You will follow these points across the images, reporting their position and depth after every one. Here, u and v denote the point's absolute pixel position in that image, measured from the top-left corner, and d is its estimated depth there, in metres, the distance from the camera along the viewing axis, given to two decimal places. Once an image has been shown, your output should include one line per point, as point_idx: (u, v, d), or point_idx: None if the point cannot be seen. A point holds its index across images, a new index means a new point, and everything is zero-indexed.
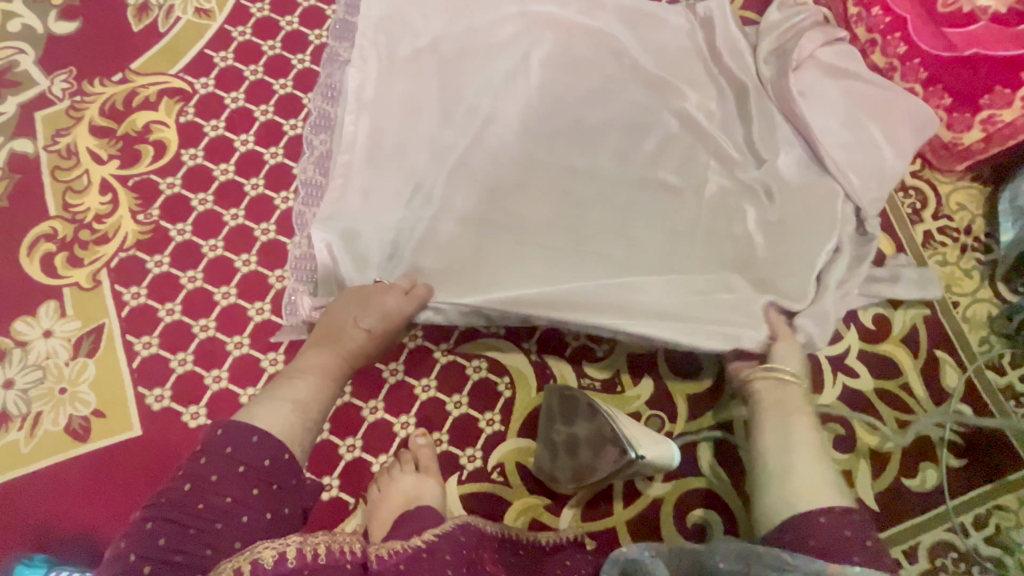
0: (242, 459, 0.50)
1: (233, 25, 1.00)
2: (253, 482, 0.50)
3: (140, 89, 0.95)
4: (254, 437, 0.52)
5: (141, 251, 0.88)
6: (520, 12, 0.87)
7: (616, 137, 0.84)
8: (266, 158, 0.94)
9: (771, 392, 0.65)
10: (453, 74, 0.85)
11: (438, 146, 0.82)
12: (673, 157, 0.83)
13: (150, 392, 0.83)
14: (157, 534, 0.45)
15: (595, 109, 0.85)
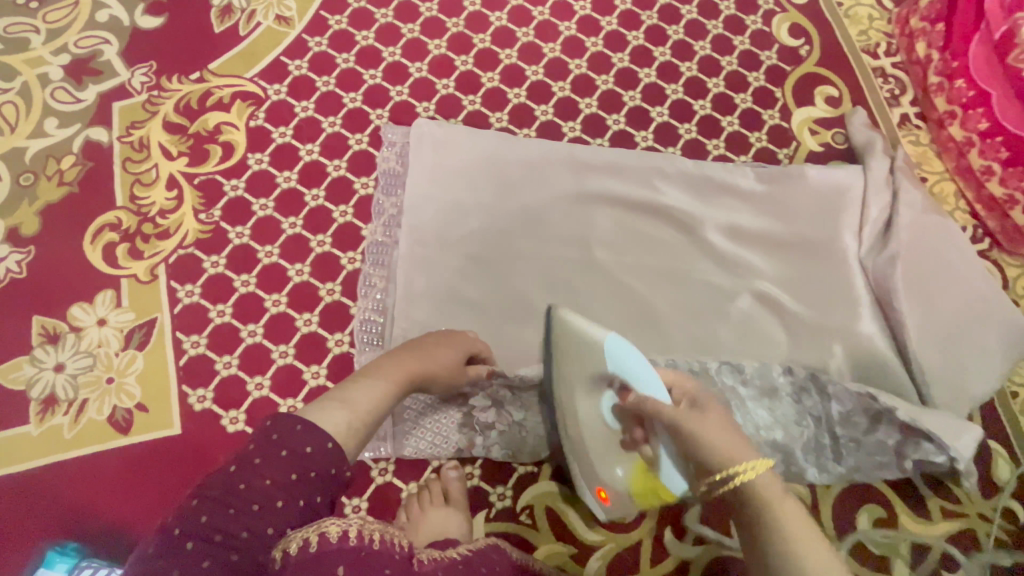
0: (286, 444, 0.53)
1: (310, 35, 1.01)
2: (291, 467, 0.52)
3: (215, 89, 0.97)
4: (298, 428, 0.54)
5: (199, 250, 0.90)
6: (581, 166, 0.99)
7: (666, 275, 0.95)
8: (330, 170, 0.95)
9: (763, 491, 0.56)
10: (531, 211, 0.96)
11: (519, 276, 0.92)
12: (712, 302, 0.94)
13: (194, 391, 0.84)
14: (199, 510, 0.49)
15: (649, 256, 0.96)
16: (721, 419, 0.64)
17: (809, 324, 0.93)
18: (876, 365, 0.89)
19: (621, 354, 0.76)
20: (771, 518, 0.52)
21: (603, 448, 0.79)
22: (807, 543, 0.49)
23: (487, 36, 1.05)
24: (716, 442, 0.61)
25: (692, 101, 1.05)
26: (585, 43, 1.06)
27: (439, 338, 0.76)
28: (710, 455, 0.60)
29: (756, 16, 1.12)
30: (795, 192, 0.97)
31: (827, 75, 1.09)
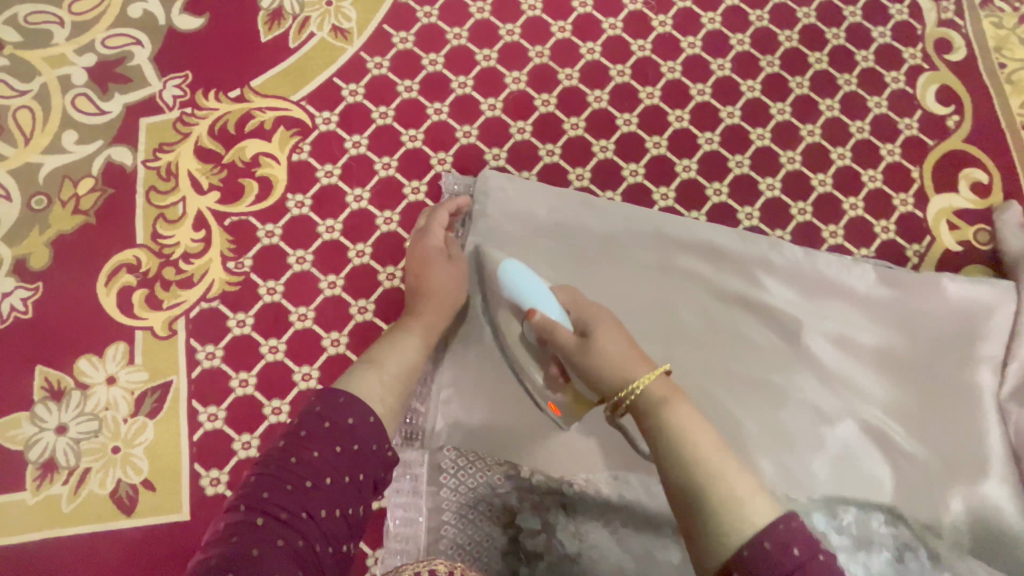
0: (327, 416, 0.53)
1: (369, 54, 0.87)
2: (335, 441, 0.53)
3: (256, 112, 0.84)
4: (341, 399, 0.55)
5: (225, 306, 0.78)
6: (667, 243, 0.84)
7: (756, 386, 0.80)
8: (379, 222, 0.82)
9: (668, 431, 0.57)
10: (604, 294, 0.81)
11: None
12: (809, 426, 0.79)
13: (206, 472, 0.74)
14: (262, 487, 0.49)
15: (736, 361, 0.81)
16: (617, 331, 0.69)
17: (923, 469, 0.76)
18: (1003, 538, 0.72)
19: (519, 278, 0.72)
20: (671, 423, 0.57)
21: (530, 356, 0.75)
22: (707, 445, 0.54)
23: (576, 71, 0.89)
24: (621, 353, 0.66)
25: (810, 175, 0.88)
26: (690, 89, 0.90)
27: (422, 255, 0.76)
28: (618, 374, 0.64)
29: (898, 72, 0.93)
30: (921, 304, 0.82)
31: (978, 155, 0.90)
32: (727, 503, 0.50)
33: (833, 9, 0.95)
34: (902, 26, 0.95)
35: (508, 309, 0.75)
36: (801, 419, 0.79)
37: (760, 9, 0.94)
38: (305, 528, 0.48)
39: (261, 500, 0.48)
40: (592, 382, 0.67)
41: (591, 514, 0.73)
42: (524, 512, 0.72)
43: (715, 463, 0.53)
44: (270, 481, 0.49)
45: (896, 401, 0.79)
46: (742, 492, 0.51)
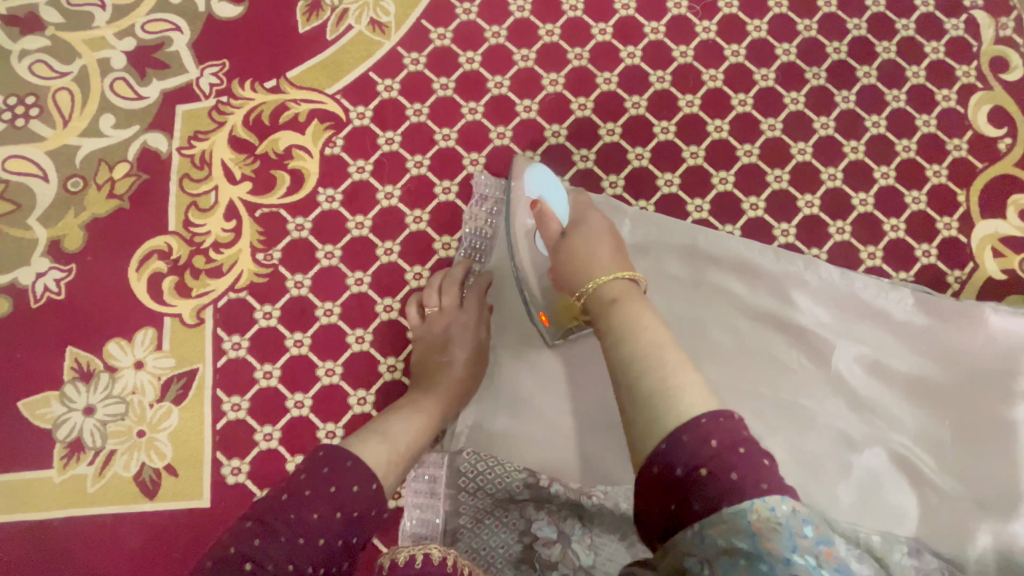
0: (334, 479, 0.53)
1: (407, 49, 0.86)
2: (337, 504, 0.53)
3: (291, 104, 0.84)
4: (348, 464, 0.55)
5: (253, 297, 0.79)
6: (698, 257, 0.82)
7: (781, 407, 0.79)
8: (408, 221, 0.81)
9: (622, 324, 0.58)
10: None
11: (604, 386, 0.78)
12: (834, 452, 0.77)
13: (228, 461, 0.75)
14: (254, 535, 0.49)
15: (763, 380, 0.80)
16: (602, 233, 0.70)
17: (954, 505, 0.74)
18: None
19: (541, 180, 0.75)
20: (616, 321, 0.59)
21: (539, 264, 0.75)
22: (644, 338, 0.55)
23: (615, 75, 0.87)
24: (588, 253, 0.66)
25: (852, 193, 0.86)
26: (731, 99, 0.88)
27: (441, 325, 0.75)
28: (576, 275, 0.66)
29: (949, 90, 0.90)
30: (959, 333, 0.79)
31: None
32: (653, 391, 0.50)
33: (885, 21, 0.91)
34: (957, 43, 0.91)
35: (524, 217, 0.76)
36: (826, 444, 0.78)
37: (809, 18, 0.91)
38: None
39: (250, 548, 0.48)
40: (560, 282, 0.68)
41: (609, 528, 0.70)
42: (541, 521, 0.71)
43: (650, 356, 0.53)
44: (265, 531, 0.49)
45: (927, 431, 0.77)
46: (677, 381, 0.50)
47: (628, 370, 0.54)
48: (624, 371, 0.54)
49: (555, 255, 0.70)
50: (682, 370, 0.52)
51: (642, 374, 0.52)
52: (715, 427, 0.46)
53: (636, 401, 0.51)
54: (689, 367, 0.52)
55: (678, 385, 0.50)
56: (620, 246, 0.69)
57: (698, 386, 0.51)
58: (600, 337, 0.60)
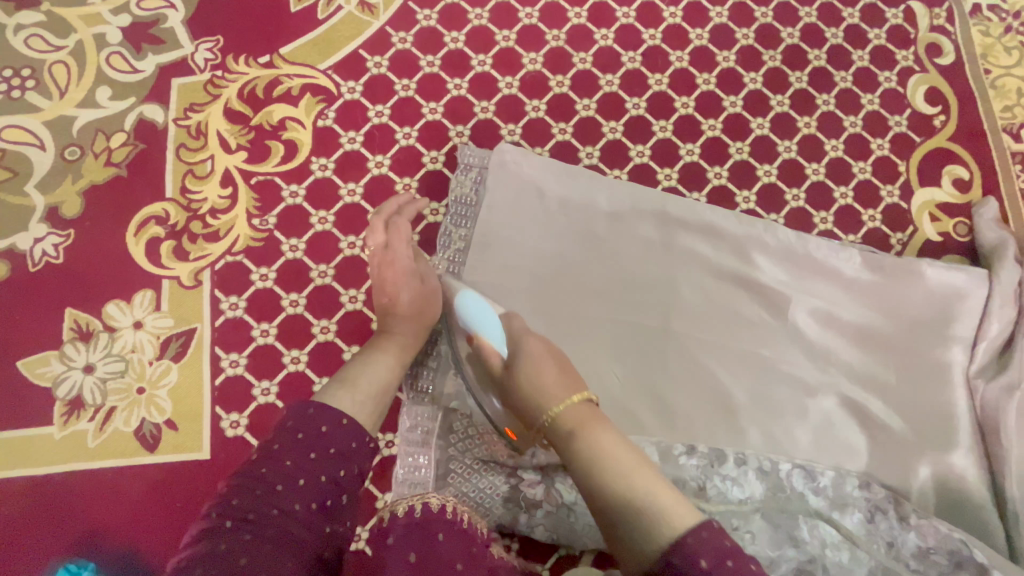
0: (299, 428, 0.57)
1: (394, 29, 0.91)
2: (309, 447, 0.56)
3: (284, 78, 0.88)
4: (310, 411, 0.58)
5: (249, 260, 0.82)
6: (667, 221, 0.89)
7: (744, 356, 0.86)
8: (398, 188, 0.86)
9: (589, 455, 0.61)
10: (606, 265, 0.87)
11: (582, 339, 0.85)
12: (793, 396, 0.85)
13: (227, 415, 0.78)
14: (231, 496, 0.52)
15: (727, 332, 0.87)
16: (542, 348, 0.74)
17: (896, 437, 0.82)
18: (964, 500, 0.78)
19: (473, 308, 0.78)
20: (582, 452, 0.62)
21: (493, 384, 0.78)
22: (614, 467, 0.59)
23: (589, 56, 0.94)
24: (538, 378, 0.70)
25: (805, 164, 0.94)
26: (696, 78, 0.95)
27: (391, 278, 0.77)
28: (536, 406, 0.69)
29: (891, 72, 0.99)
30: (901, 288, 0.88)
31: (960, 153, 0.97)
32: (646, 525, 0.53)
33: (833, 10, 1.01)
34: (896, 30, 1.01)
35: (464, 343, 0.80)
36: (786, 389, 0.85)
37: (765, 6, 0.99)
38: (279, 520, 0.51)
39: (231, 506, 0.51)
40: (521, 411, 0.72)
41: None
42: (526, 465, 0.77)
43: (625, 481, 0.57)
44: (240, 488, 0.52)
45: (874, 376, 0.85)
46: (664, 502, 0.54)
47: (613, 504, 0.57)
48: (611, 512, 0.57)
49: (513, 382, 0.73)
50: (657, 489, 0.56)
51: (627, 506, 0.55)
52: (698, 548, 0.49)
53: (627, 528, 0.55)
54: (662, 484, 0.57)
55: (661, 506, 0.54)
56: (563, 360, 0.73)
57: (676, 499, 0.55)
58: (571, 470, 0.63)
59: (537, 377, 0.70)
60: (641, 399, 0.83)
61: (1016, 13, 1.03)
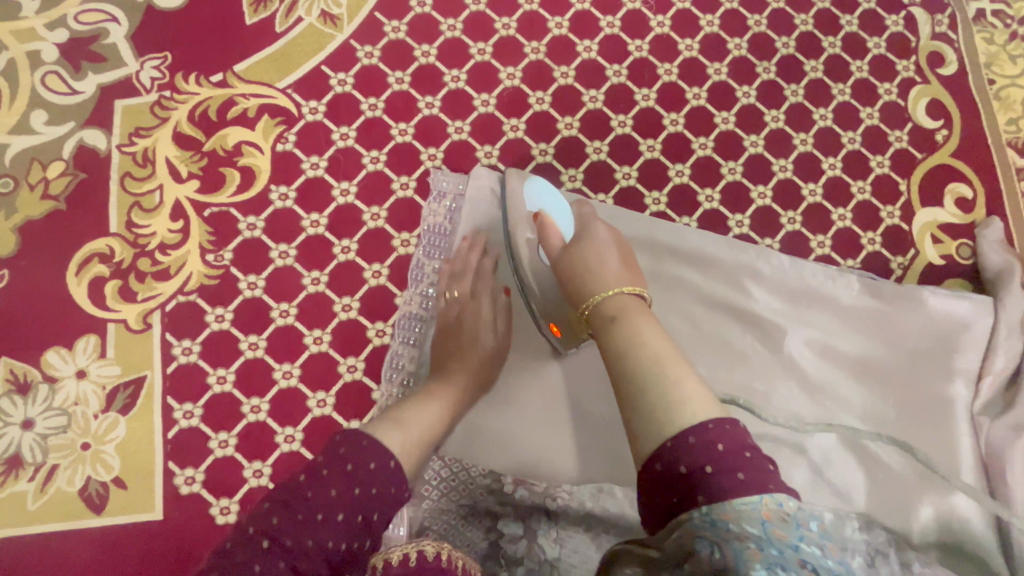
0: (350, 458, 0.50)
1: (360, 42, 0.84)
2: (355, 481, 0.49)
3: (239, 98, 0.81)
4: (364, 442, 0.52)
5: (203, 300, 0.76)
6: (654, 248, 0.83)
7: (738, 393, 0.81)
8: (365, 218, 0.80)
9: (626, 332, 0.57)
10: None
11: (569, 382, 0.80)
12: (790, 436, 0.79)
13: (181, 471, 0.72)
14: (271, 513, 0.46)
15: (720, 368, 0.82)
16: (615, 249, 0.70)
17: (896, 479, 0.77)
18: (968, 547, 0.72)
19: (540, 191, 0.75)
20: (618, 334, 0.58)
21: (542, 281, 0.75)
22: (647, 348, 0.54)
23: (571, 69, 0.88)
24: (598, 265, 0.66)
25: (801, 184, 0.89)
26: (686, 92, 0.89)
27: (467, 314, 0.74)
28: (583, 280, 0.65)
29: (890, 83, 0.94)
30: (901, 316, 0.83)
31: (964, 170, 0.92)
32: (652, 409, 0.49)
33: (830, 17, 0.95)
34: (896, 38, 0.95)
35: (525, 228, 0.75)
36: (783, 429, 0.80)
37: (759, 13, 0.93)
38: (309, 558, 0.45)
39: (271, 524, 0.46)
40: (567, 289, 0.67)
41: (575, 522, 0.72)
42: (507, 516, 0.71)
43: (653, 368, 0.52)
44: (281, 508, 0.46)
45: (873, 411, 0.80)
46: (683, 392, 0.50)
47: (631, 382, 0.52)
48: (628, 381, 0.53)
49: (561, 270, 0.68)
50: (685, 382, 0.51)
51: (636, 387, 0.52)
52: (685, 450, 0.45)
53: (645, 419, 0.49)
54: (689, 378, 0.51)
55: (681, 398, 0.49)
56: (631, 259, 0.69)
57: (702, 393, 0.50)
58: (603, 353, 0.58)
59: (585, 261, 0.67)
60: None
61: (1021, 19, 0.97)
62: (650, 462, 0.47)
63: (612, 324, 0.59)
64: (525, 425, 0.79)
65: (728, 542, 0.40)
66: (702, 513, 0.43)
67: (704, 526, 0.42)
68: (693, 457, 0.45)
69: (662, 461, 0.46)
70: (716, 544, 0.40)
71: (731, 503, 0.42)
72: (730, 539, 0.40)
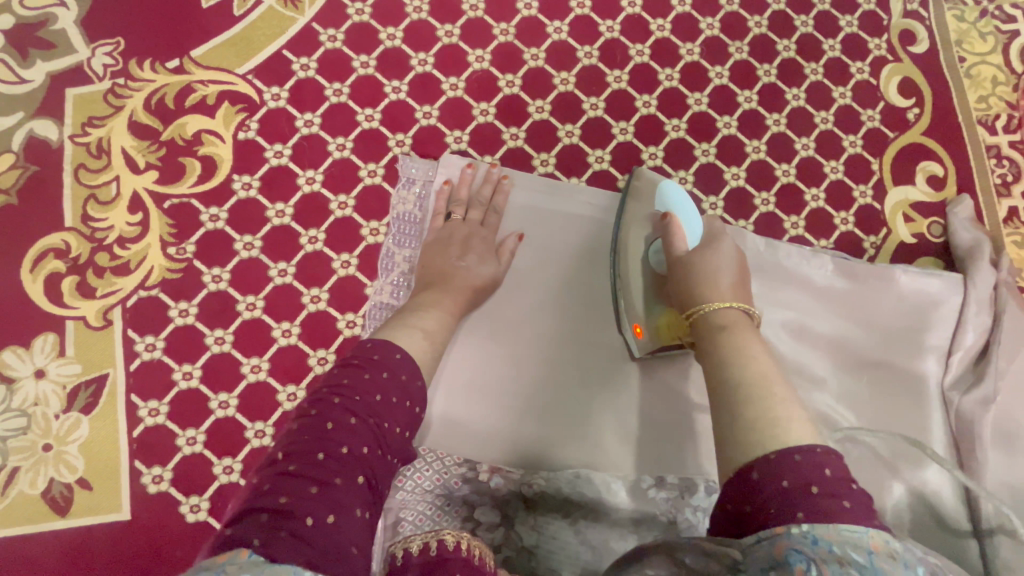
0: (320, 446, 0.51)
1: (322, 25, 0.82)
2: (330, 470, 0.50)
3: (197, 85, 0.78)
4: (329, 426, 0.52)
5: (165, 294, 0.73)
6: None
7: None
8: (332, 207, 0.78)
9: (733, 346, 0.56)
10: (565, 287, 0.81)
11: (544, 367, 0.80)
12: None
13: (148, 470, 0.70)
14: (258, 516, 0.45)
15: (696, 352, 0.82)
16: (733, 258, 0.67)
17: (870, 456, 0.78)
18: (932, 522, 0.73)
19: (672, 192, 0.73)
20: (727, 345, 0.57)
21: (640, 281, 0.74)
22: (758, 366, 0.53)
23: (542, 51, 0.86)
24: (712, 273, 0.63)
25: (775, 165, 0.88)
26: (658, 73, 0.88)
27: (460, 236, 0.76)
28: (695, 283, 0.63)
29: (863, 62, 0.93)
30: (876, 295, 0.83)
31: (935, 149, 0.92)
32: (755, 420, 0.49)
33: None
34: (868, 16, 0.95)
35: (640, 228, 0.75)
36: None
37: None
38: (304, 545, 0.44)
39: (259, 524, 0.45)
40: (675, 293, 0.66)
41: (552, 508, 0.72)
42: (484, 506, 0.72)
43: (759, 388, 0.52)
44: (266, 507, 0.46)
45: (848, 390, 0.81)
46: (784, 415, 0.49)
47: (733, 388, 0.52)
48: (730, 387, 0.53)
49: (672, 274, 0.67)
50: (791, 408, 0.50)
51: (742, 390, 0.52)
52: (788, 466, 0.45)
53: (734, 423, 0.50)
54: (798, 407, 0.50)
55: (783, 418, 0.49)
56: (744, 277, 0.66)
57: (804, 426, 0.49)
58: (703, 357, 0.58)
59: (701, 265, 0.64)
60: (603, 425, 0.78)
61: None
62: (745, 470, 0.47)
63: (719, 333, 0.58)
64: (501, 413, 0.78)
65: (824, 562, 0.39)
66: (801, 530, 0.42)
67: (800, 541, 0.41)
68: (798, 471, 0.45)
69: (762, 471, 0.46)
70: (812, 561, 0.39)
71: (835, 527, 0.41)
72: (828, 560, 0.39)
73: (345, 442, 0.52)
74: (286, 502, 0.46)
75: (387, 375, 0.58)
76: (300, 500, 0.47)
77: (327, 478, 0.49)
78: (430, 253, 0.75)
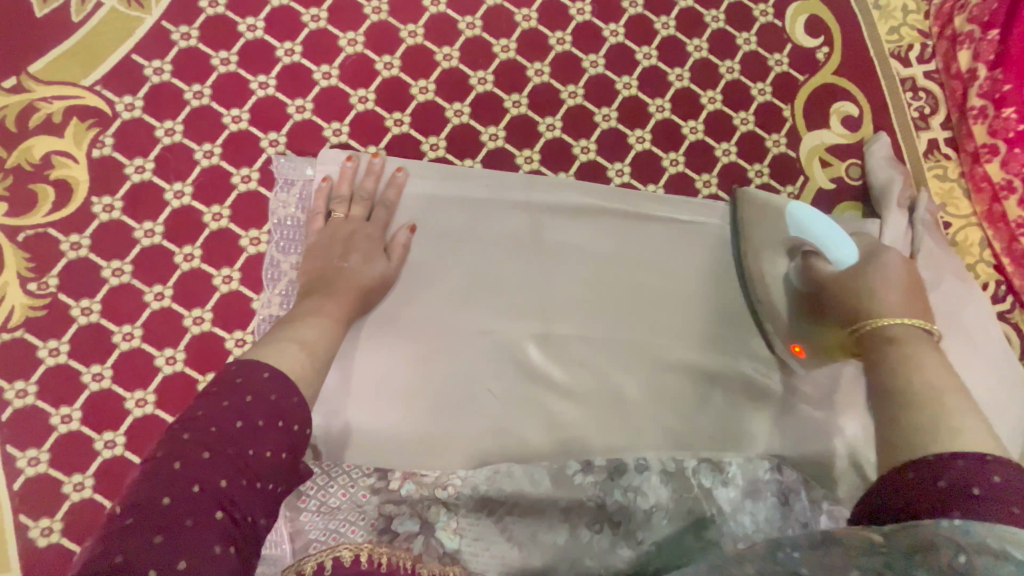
0: (165, 490, 0.42)
1: (173, 23, 0.75)
2: (182, 515, 0.41)
3: (40, 102, 0.71)
4: (175, 466, 0.43)
5: (32, 334, 0.68)
6: (526, 207, 0.78)
7: (630, 351, 0.77)
8: (207, 220, 0.72)
9: (902, 356, 0.52)
10: (473, 272, 0.77)
11: (456, 359, 0.75)
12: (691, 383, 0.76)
13: (35, 523, 0.65)
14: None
15: (617, 323, 0.77)
16: (905, 278, 0.64)
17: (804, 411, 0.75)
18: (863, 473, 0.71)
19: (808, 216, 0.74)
20: (893, 353, 0.53)
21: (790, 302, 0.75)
22: (926, 374, 0.49)
23: (420, 27, 0.80)
24: (882, 282, 0.63)
25: (681, 122, 0.84)
26: (548, 38, 0.83)
27: (344, 235, 0.71)
28: (868, 297, 0.62)
29: (766, 4, 0.88)
30: None
31: (848, 88, 0.88)
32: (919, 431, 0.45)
33: None
34: None
35: (773, 252, 0.77)
36: (683, 376, 0.76)
37: None
38: None
39: None
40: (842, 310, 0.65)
41: (473, 508, 0.66)
42: (402, 514, 0.65)
43: (936, 396, 0.47)
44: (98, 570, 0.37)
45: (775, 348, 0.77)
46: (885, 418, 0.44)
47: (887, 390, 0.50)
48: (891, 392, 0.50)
49: (831, 286, 0.68)
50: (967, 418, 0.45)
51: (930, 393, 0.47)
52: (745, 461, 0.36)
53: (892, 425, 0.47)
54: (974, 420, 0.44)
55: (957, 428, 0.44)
56: (918, 289, 0.63)
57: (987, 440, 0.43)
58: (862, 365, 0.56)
59: (881, 289, 0.62)
60: (524, 414, 0.74)
61: None
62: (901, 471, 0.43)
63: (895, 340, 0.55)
64: (415, 412, 0.73)
65: (977, 553, 0.34)
66: (952, 523, 0.36)
67: (951, 530, 0.36)
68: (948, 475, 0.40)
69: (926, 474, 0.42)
70: (960, 549, 0.34)
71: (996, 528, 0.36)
72: (979, 550, 0.34)
73: (197, 478, 0.43)
74: (121, 562, 0.38)
75: (251, 400, 0.49)
76: (142, 553, 0.39)
77: (175, 523, 0.40)
78: (315, 256, 0.70)
